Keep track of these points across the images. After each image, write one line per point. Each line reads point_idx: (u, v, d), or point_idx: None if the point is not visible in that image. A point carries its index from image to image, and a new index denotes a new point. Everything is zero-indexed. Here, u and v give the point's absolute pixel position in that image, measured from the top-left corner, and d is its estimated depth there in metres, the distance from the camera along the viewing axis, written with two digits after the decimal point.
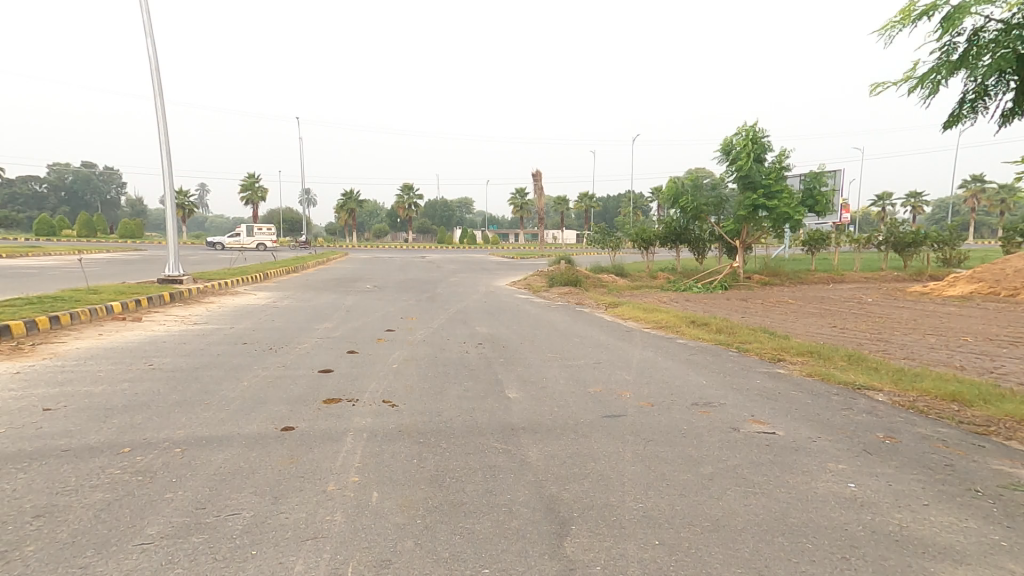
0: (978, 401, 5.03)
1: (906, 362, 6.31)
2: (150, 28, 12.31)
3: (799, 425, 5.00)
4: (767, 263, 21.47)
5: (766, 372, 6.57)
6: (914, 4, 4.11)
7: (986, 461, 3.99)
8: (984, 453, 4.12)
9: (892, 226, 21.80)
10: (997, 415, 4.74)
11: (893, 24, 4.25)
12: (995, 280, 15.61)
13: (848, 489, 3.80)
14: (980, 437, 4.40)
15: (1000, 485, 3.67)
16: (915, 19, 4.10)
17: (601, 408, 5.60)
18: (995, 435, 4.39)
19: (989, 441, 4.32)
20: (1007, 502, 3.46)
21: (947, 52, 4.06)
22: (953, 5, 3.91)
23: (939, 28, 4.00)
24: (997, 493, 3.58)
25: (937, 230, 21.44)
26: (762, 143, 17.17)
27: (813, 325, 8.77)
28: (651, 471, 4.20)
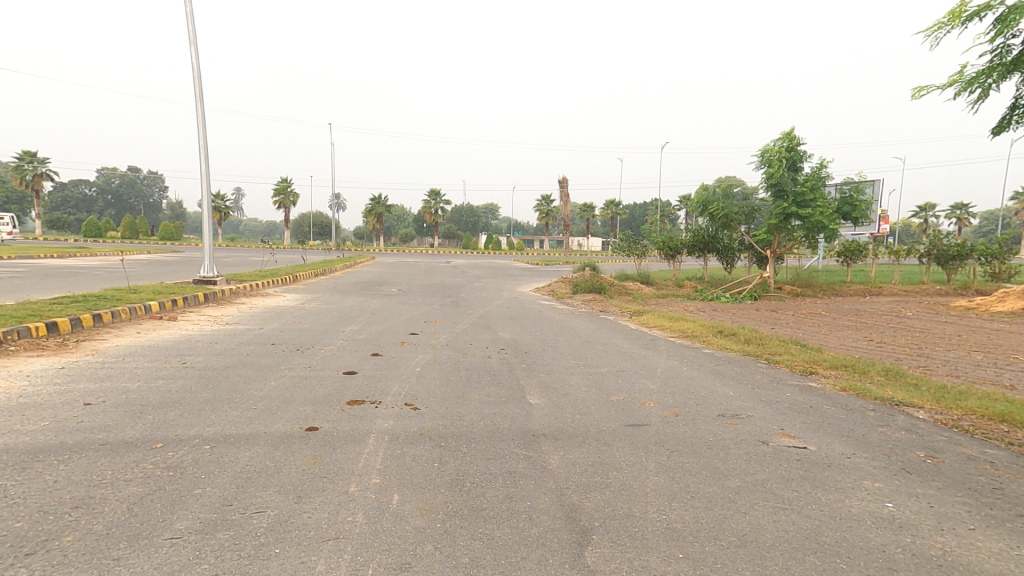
0: None
1: (950, 380, 5.99)
2: (193, 37, 12.80)
3: (832, 440, 4.81)
4: (799, 274, 20.86)
5: (797, 386, 6.35)
6: (965, 6, 3.90)
7: None
8: None
9: (936, 238, 20.71)
10: None
11: (943, 25, 4.08)
12: None
13: (885, 509, 3.63)
14: None
15: None
16: (966, 20, 3.93)
17: (624, 417, 5.51)
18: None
19: None
20: None
21: (1000, 55, 3.85)
22: (1010, 5, 3.72)
23: (993, 30, 3.81)
24: None
25: (985, 242, 20.27)
26: (798, 151, 16.70)
27: (849, 338, 8.44)
28: (676, 483, 4.10)
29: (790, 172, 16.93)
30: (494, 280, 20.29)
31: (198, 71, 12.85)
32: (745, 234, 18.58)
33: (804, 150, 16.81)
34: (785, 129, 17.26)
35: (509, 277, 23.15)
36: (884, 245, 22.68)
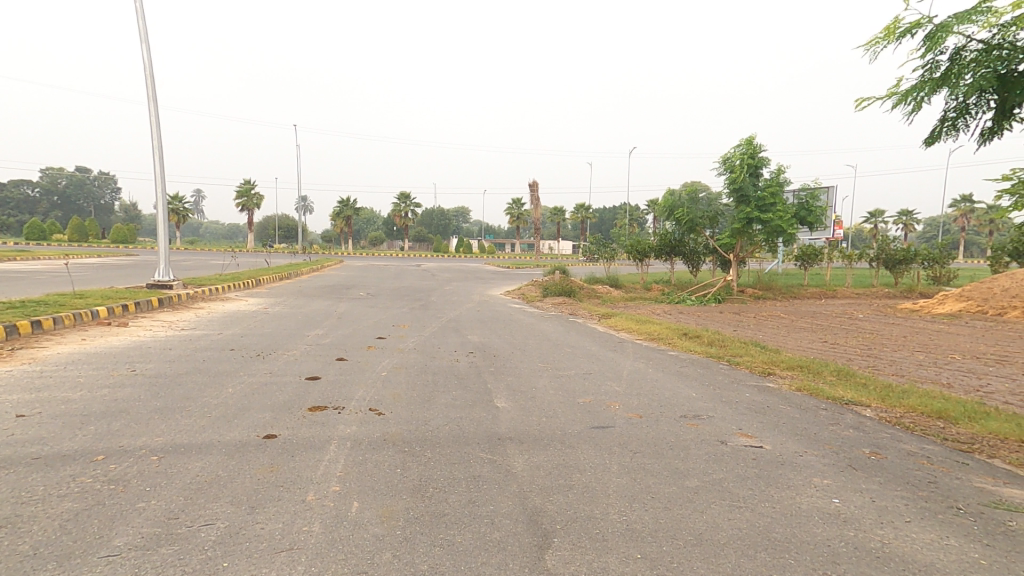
0: (963, 419, 5.02)
1: (895, 379, 6.29)
2: (144, 34, 12.40)
3: (787, 439, 4.99)
4: (761, 277, 21.54)
5: (755, 386, 6.56)
6: (898, 23, 4.10)
7: (969, 479, 3.94)
8: (967, 471, 4.08)
9: (884, 243, 21.72)
10: (981, 433, 4.71)
11: (878, 40, 4.29)
12: (984, 298, 15.62)
13: (832, 505, 3.79)
14: (962, 455, 4.37)
15: (983, 503, 3.62)
16: (899, 36, 4.14)
17: (589, 419, 5.59)
18: (978, 451, 4.39)
19: (972, 459, 4.28)
20: (989, 520, 3.42)
21: (929, 70, 4.06)
22: (936, 23, 3.94)
23: (922, 46, 4.02)
24: (978, 510, 3.52)
25: (927, 247, 21.44)
26: (759, 158, 17.23)
27: (805, 339, 8.77)
28: (637, 484, 4.19)
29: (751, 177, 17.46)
30: (464, 283, 20.24)
31: (150, 69, 12.45)
32: (709, 238, 19.08)
33: (764, 157, 17.37)
34: (746, 136, 17.79)
35: (479, 279, 23.14)
36: (837, 249, 23.67)
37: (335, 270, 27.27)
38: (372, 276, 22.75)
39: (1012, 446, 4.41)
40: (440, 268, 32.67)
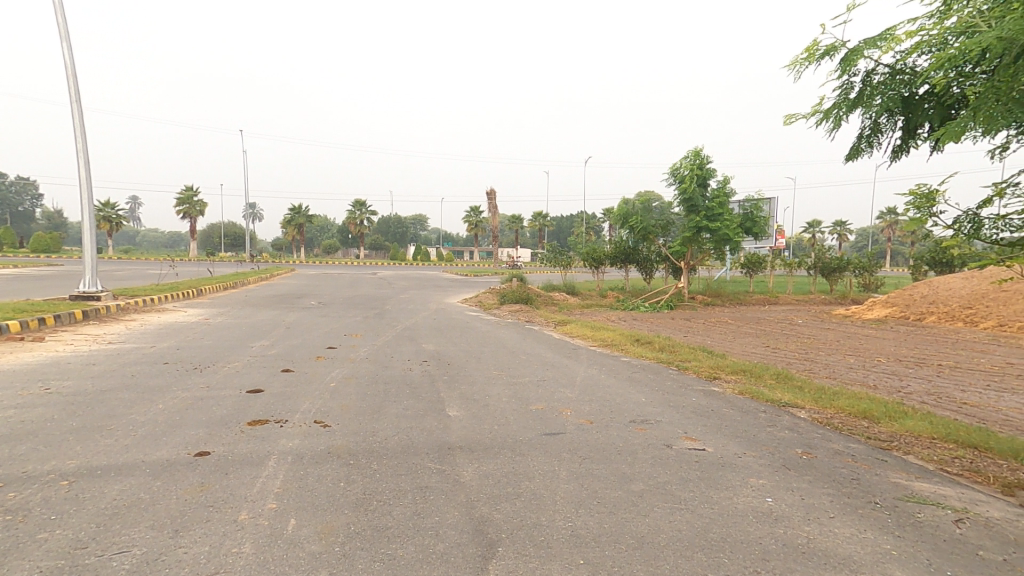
0: (885, 418, 5.34)
1: (827, 381, 6.64)
2: (66, 33, 11.79)
3: (728, 441, 5.17)
4: (711, 284, 22.38)
5: (701, 390, 6.77)
6: (818, 45, 4.37)
7: (886, 475, 4.18)
8: (886, 467, 4.34)
9: (819, 252, 22.97)
10: (901, 431, 5.02)
11: (800, 61, 4.54)
12: (906, 305, 16.66)
13: (765, 503, 3.94)
14: (882, 452, 4.64)
15: (897, 496, 3.84)
16: (818, 58, 4.41)
17: (541, 426, 5.63)
18: (898, 448, 4.68)
19: (890, 455, 4.56)
20: (903, 513, 3.64)
21: (846, 90, 4.33)
22: (849, 47, 4.21)
23: (839, 68, 4.29)
24: (894, 503, 3.74)
25: (858, 256, 22.84)
26: (707, 169, 17.93)
27: (748, 344, 9.14)
28: (584, 489, 4.24)
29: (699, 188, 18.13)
30: (422, 291, 20.07)
31: (72, 69, 11.83)
32: (662, 246, 19.64)
33: (711, 168, 18.08)
34: (694, 148, 18.50)
35: (438, 287, 22.99)
36: (779, 258, 24.87)
37: (287, 279, 26.46)
38: (326, 285, 22.24)
39: (927, 442, 4.74)
40: (397, 277, 32.27)
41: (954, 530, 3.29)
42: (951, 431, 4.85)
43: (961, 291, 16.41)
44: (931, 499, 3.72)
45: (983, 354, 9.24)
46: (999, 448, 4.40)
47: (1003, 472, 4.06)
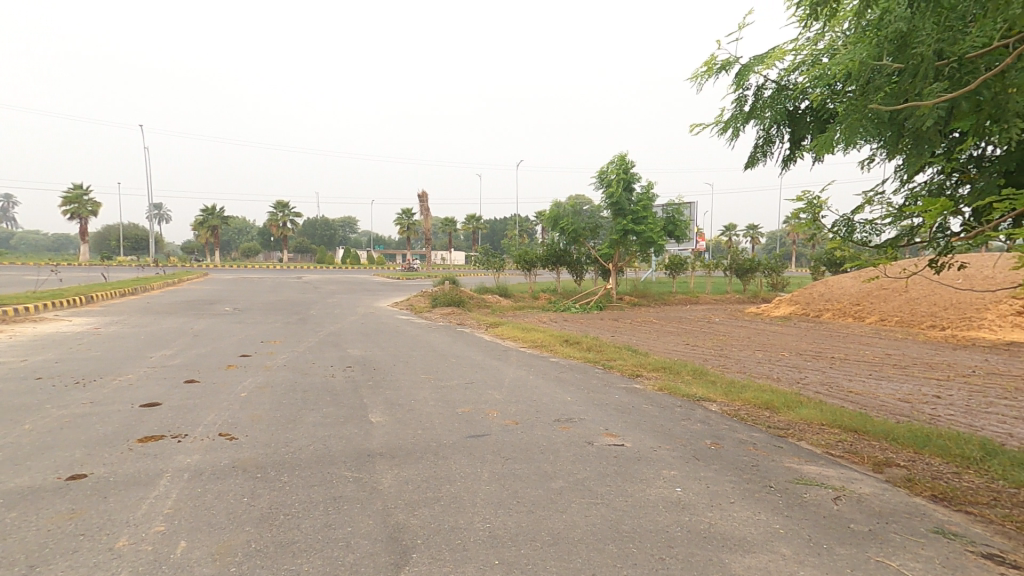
0: (784, 407, 5.75)
1: (737, 375, 7.07)
2: None
3: (645, 436, 5.36)
4: (637, 285, 23.36)
5: (624, 388, 7.00)
6: (716, 59, 4.64)
7: (781, 460, 4.49)
8: (781, 453, 4.66)
9: (734, 255, 24.65)
10: (797, 419, 5.43)
11: (702, 74, 4.81)
12: (807, 302, 18.36)
13: (675, 493, 4.11)
14: (779, 439, 4.98)
15: (788, 479, 4.12)
16: (716, 71, 4.68)
17: (466, 429, 5.57)
18: (794, 435, 5.05)
19: (785, 442, 4.90)
20: (793, 493, 3.91)
21: (742, 102, 4.63)
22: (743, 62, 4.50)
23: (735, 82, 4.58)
24: (785, 486, 4.01)
25: (768, 258, 24.72)
26: (632, 174, 18.70)
27: (669, 342, 9.59)
28: (505, 490, 4.24)
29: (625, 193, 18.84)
30: (351, 296, 19.40)
31: None
32: (591, 248, 20.21)
33: (636, 173, 18.87)
34: (620, 153, 19.20)
35: (368, 291, 22.33)
36: (699, 260, 26.38)
37: (201, 285, 24.68)
38: (244, 290, 20.99)
39: (818, 428, 5.14)
40: (326, 281, 31.05)
41: (837, 506, 3.56)
42: (839, 417, 5.30)
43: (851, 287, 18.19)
44: (819, 480, 4.03)
45: (869, 347, 10.26)
46: (875, 431, 4.86)
47: (879, 452, 4.48)
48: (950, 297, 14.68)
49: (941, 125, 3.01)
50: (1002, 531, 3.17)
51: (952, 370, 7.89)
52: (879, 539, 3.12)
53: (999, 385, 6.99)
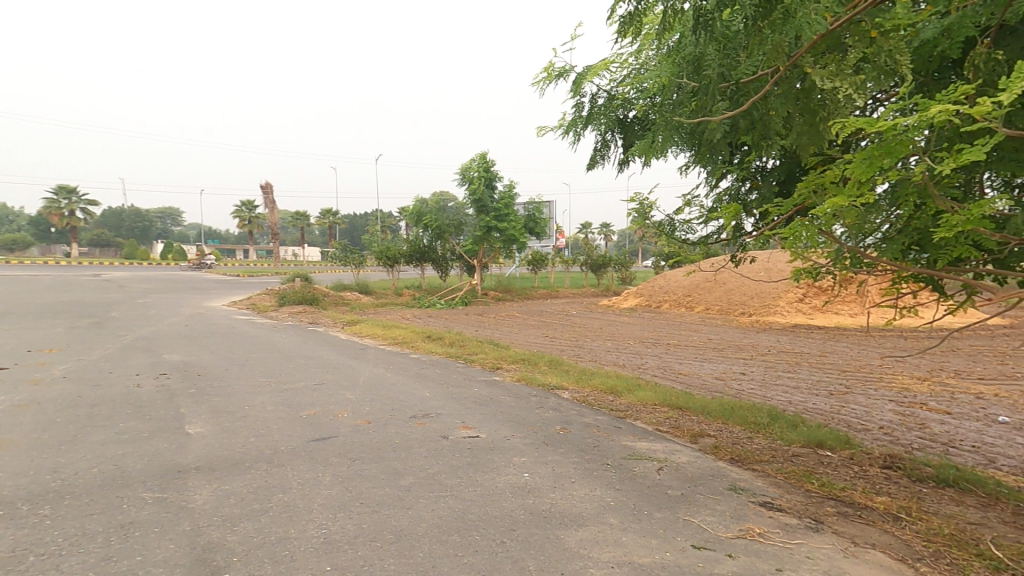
0: (625, 391, 6.28)
1: (589, 363, 7.57)
2: None
3: (501, 426, 5.43)
4: (501, 281, 24.25)
5: (484, 380, 7.08)
6: (554, 66, 4.84)
7: (619, 440, 4.84)
8: (619, 433, 5.04)
9: (590, 252, 26.77)
10: (636, 401, 5.94)
11: (543, 79, 5.00)
12: (650, 295, 20.44)
13: (523, 478, 4.17)
14: (619, 421, 5.40)
15: (624, 456, 4.45)
16: (556, 77, 4.89)
17: (312, 432, 5.14)
18: (631, 415, 5.53)
19: (624, 423, 5.33)
20: (626, 468, 4.21)
21: (580, 109, 4.89)
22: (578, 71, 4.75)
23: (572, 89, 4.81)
24: (620, 463, 4.31)
25: (619, 255, 27.25)
26: (494, 173, 19.22)
27: (530, 335, 9.97)
28: (347, 492, 3.93)
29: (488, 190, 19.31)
30: (181, 296, 16.97)
31: None
32: (456, 245, 20.37)
33: (497, 172, 19.42)
34: (483, 152, 19.58)
35: (203, 291, 19.75)
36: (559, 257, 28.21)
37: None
38: (30, 292, 17.17)
39: (651, 408, 5.70)
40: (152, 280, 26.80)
41: (661, 475, 3.93)
42: (668, 397, 5.95)
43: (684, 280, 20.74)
44: (647, 454, 4.42)
45: (695, 332, 11.76)
46: (697, 407, 5.52)
47: (696, 425, 5.09)
48: (757, 289, 17.51)
49: (729, 138, 3.42)
50: (781, 483, 3.76)
51: (754, 351, 9.41)
52: (692, 501, 3.49)
53: (785, 361, 8.48)
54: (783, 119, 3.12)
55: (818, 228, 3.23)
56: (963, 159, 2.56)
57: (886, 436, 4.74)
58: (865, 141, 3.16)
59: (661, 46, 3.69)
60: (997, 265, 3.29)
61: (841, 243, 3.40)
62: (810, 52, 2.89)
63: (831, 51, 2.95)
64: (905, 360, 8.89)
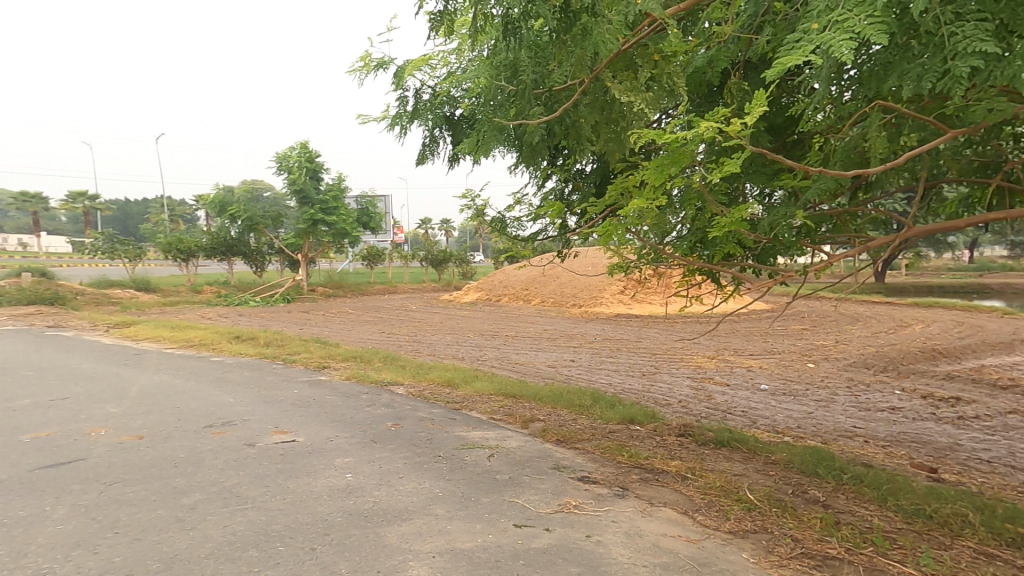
0: (462, 383, 6.37)
1: (426, 359, 7.53)
2: None
3: (324, 427, 4.96)
4: (332, 277, 23.61)
5: (306, 382, 6.52)
6: (371, 56, 4.64)
7: (454, 431, 4.84)
8: (454, 424, 5.05)
9: (428, 249, 27.06)
10: (472, 392, 6.06)
11: (360, 70, 4.76)
12: (490, 288, 21.42)
13: (345, 479, 3.81)
14: (455, 413, 5.42)
15: (457, 447, 4.44)
16: (374, 68, 4.69)
17: (48, 457, 4.07)
18: (467, 406, 5.61)
19: (460, 414, 5.37)
20: (457, 458, 4.19)
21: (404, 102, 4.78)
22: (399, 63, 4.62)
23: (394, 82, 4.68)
24: (453, 453, 4.30)
25: (459, 250, 28.15)
26: (316, 164, 19.12)
27: (358, 335, 9.55)
28: (98, 521, 3.12)
29: (312, 182, 19.19)
30: None
31: None
32: (271, 238, 20.11)
33: (321, 163, 19.24)
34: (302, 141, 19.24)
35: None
36: (396, 251, 28.62)
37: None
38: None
39: (486, 398, 5.86)
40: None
41: (492, 461, 4.07)
42: (503, 387, 6.19)
43: (522, 275, 21.93)
44: (478, 443, 4.51)
45: (515, 324, 12.67)
46: (531, 394, 5.81)
47: (524, 411, 5.36)
48: (586, 282, 19.13)
49: (548, 141, 3.64)
50: (597, 457, 4.15)
51: (580, 339, 10.28)
52: (517, 483, 3.66)
53: (602, 348, 9.46)
54: (591, 125, 3.45)
55: (625, 227, 3.60)
56: (727, 170, 3.09)
57: (682, 408, 5.51)
58: (656, 151, 3.68)
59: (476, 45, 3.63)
60: (756, 260, 4.07)
61: (645, 240, 3.85)
62: (608, 67, 3.22)
63: (626, 69, 3.31)
64: (696, 343, 10.53)
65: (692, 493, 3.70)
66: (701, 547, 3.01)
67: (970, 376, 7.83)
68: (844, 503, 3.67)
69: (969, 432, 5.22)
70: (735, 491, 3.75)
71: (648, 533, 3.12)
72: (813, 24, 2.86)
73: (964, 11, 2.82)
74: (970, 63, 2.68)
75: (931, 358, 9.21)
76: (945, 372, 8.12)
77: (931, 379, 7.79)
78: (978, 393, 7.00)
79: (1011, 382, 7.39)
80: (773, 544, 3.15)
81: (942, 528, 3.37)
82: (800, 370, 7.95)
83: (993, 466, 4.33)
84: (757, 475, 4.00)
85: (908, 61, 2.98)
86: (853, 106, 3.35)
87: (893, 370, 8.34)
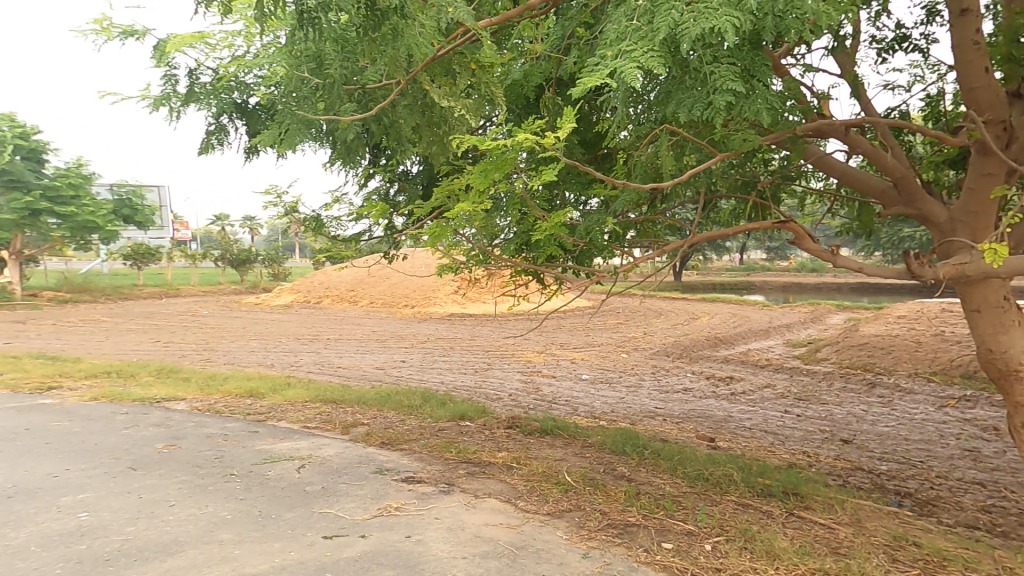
0: (266, 393, 6.27)
1: (223, 368, 8.14)
2: None
3: (37, 463, 3.97)
4: (72, 279, 21.84)
5: (29, 411, 5.31)
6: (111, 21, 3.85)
7: (250, 446, 4.46)
8: (253, 438, 4.66)
9: (228, 245, 27.09)
10: (280, 401, 5.99)
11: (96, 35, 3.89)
12: (308, 289, 20.76)
13: (78, 519, 3.12)
14: (255, 425, 5.05)
15: (252, 463, 4.08)
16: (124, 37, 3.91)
17: None
18: (273, 417, 5.38)
19: (262, 427, 5.00)
20: (250, 476, 3.82)
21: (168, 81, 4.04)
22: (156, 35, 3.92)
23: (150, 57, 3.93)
24: (248, 471, 3.93)
25: (267, 249, 27.76)
26: (36, 143, 17.88)
27: (134, 345, 10.68)
28: None
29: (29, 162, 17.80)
30: None
31: None
32: None
33: (38, 141, 17.94)
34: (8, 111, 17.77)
35: None
36: (179, 249, 25.81)
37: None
38: None
39: (299, 406, 5.77)
40: None
41: (301, 473, 3.88)
42: (297, 398, 6.07)
43: (347, 276, 21.57)
44: (288, 454, 4.26)
45: (294, 334, 12.62)
46: (352, 399, 5.97)
47: (345, 416, 5.36)
48: (413, 284, 19.53)
49: (363, 139, 3.53)
50: (425, 456, 4.25)
51: (359, 348, 10.64)
52: (331, 492, 3.56)
53: (393, 354, 9.78)
54: (410, 126, 3.44)
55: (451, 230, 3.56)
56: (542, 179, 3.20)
57: (512, 399, 6.08)
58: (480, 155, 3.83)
59: (269, 29, 3.29)
60: (577, 261, 4.32)
61: (474, 242, 3.86)
62: (426, 71, 3.17)
63: (445, 75, 3.32)
64: (523, 339, 11.37)
65: (517, 481, 3.91)
66: (519, 531, 3.20)
67: (737, 358, 9.54)
68: (644, 476, 4.19)
69: (739, 405, 6.36)
70: (554, 474, 4.07)
71: (469, 525, 3.23)
72: (608, 52, 3.17)
73: (721, 56, 3.37)
74: (726, 96, 3.21)
75: (712, 344, 11.00)
76: (723, 356, 9.73)
77: (712, 362, 9.29)
78: (746, 371, 8.60)
79: (766, 362, 9.10)
80: (584, 519, 3.48)
81: (713, 487, 4.15)
82: (603, 360, 8.97)
83: (755, 432, 5.32)
84: (575, 458, 4.41)
85: (684, 92, 3.45)
86: (648, 127, 3.75)
87: (686, 357, 9.75)
